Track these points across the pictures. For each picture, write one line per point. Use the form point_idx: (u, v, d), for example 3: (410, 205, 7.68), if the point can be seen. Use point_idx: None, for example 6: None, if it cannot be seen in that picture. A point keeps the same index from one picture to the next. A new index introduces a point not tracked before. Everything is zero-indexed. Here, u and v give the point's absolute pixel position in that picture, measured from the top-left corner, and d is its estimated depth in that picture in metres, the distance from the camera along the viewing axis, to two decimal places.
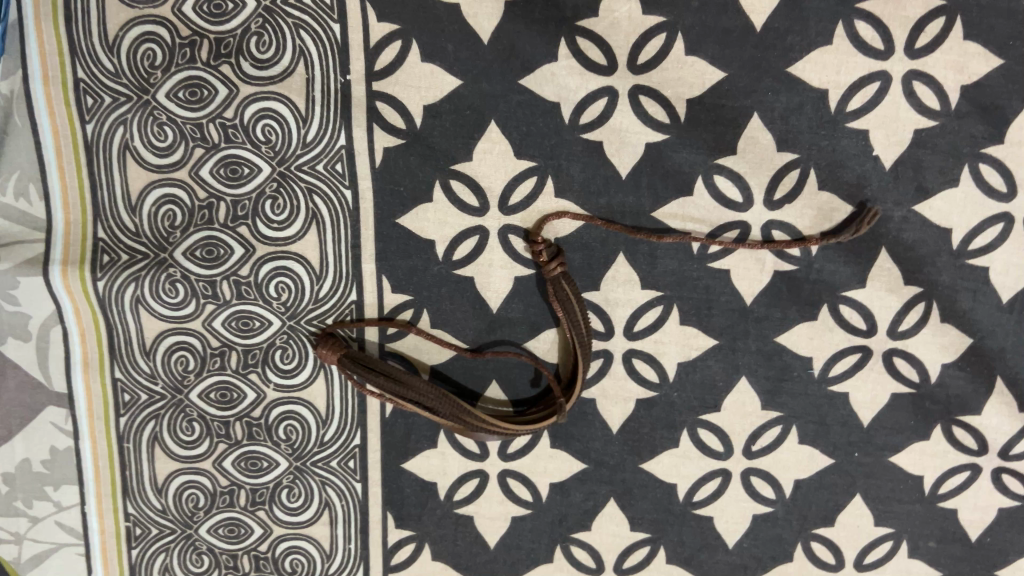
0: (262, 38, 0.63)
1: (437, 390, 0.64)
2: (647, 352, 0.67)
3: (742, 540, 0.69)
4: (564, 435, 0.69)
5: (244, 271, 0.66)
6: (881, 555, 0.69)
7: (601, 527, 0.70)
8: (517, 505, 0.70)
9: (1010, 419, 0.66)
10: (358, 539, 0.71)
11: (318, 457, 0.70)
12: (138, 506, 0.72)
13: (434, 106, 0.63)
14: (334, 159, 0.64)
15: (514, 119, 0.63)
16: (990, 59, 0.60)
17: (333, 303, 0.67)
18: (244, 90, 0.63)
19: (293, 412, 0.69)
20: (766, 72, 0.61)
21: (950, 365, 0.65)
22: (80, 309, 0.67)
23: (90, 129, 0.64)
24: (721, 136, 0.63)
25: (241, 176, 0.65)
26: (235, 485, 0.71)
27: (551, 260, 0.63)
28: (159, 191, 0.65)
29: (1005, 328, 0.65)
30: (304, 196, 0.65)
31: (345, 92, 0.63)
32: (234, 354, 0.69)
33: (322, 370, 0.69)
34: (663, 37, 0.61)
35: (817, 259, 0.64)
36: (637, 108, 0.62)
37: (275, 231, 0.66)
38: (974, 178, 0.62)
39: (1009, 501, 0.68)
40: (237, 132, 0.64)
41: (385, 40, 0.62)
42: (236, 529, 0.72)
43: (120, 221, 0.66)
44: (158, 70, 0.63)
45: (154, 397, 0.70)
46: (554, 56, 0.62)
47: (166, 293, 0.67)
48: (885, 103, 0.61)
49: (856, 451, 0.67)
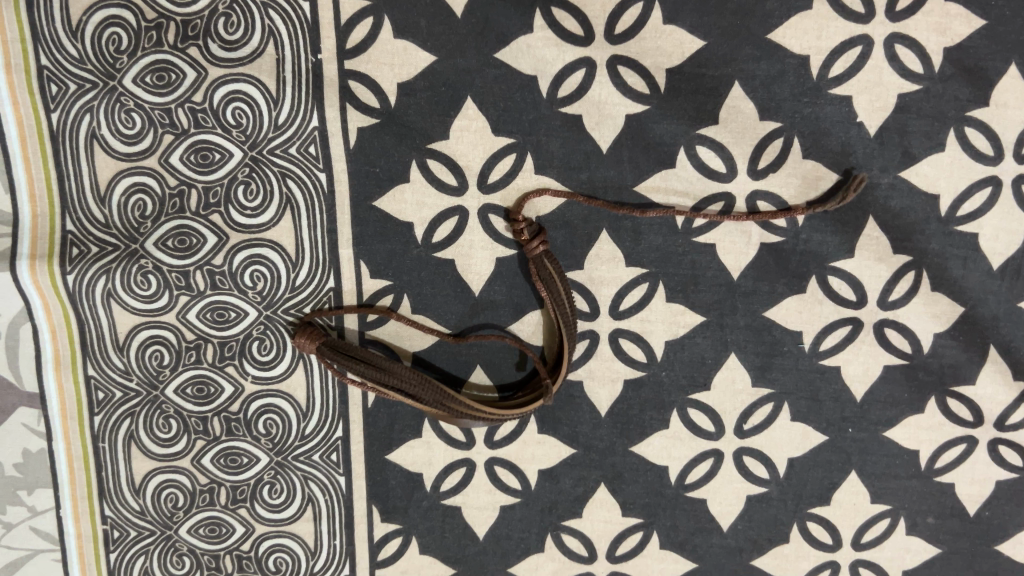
0: (230, 18, 0.61)
1: (419, 376, 0.62)
2: (634, 331, 0.65)
3: (737, 522, 0.68)
4: (551, 420, 0.67)
5: (218, 260, 0.65)
6: (879, 533, 0.68)
7: (592, 514, 0.68)
8: (506, 493, 0.68)
9: (1005, 389, 0.65)
10: (343, 534, 0.69)
11: (300, 451, 0.68)
12: (116, 508, 0.70)
13: (409, 84, 0.62)
14: (307, 142, 0.62)
15: (491, 94, 0.62)
16: (972, 20, 0.59)
17: (311, 291, 0.65)
18: (213, 73, 0.62)
19: (272, 405, 0.68)
20: (746, 39, 0.60)
21: (943, 335, 0.64)
22: (50, 306, 0.65)
23: (55, 118, 0.62)
24: (702, 106, 0.61)
25: (212, 162, 0.63)
26: (215, 482, 0.69)
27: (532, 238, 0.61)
28: (128, 180, 0.63)
29: (997, 295, 0.63)
30: (277, 181, 0.63)
31: (317, 72, 0.61)
32: (210, 347, 0.67)
33: (300, 360, 0.67)
34: (640, 6, 0.60)
35: (804, 229, 0.63)
36: (616, 80, 0.61)
37: (248, 218, 0.64)
38: (960, 142, 0.61)
39: (1007, 473, 0.67)
40: (206, 116, 0.62)
41: (356, 17, 0.61)
42: (217, 528, 0.70)
43: (88, 212, 0.64)
44: (124, 54, 0.62)
45: (129, 394, 0.68)
46: (529, 28, 0.60)
47: (138, 285, 0.65)
48: (867, 68, 0.60)
49: (850, 426, 0.66)
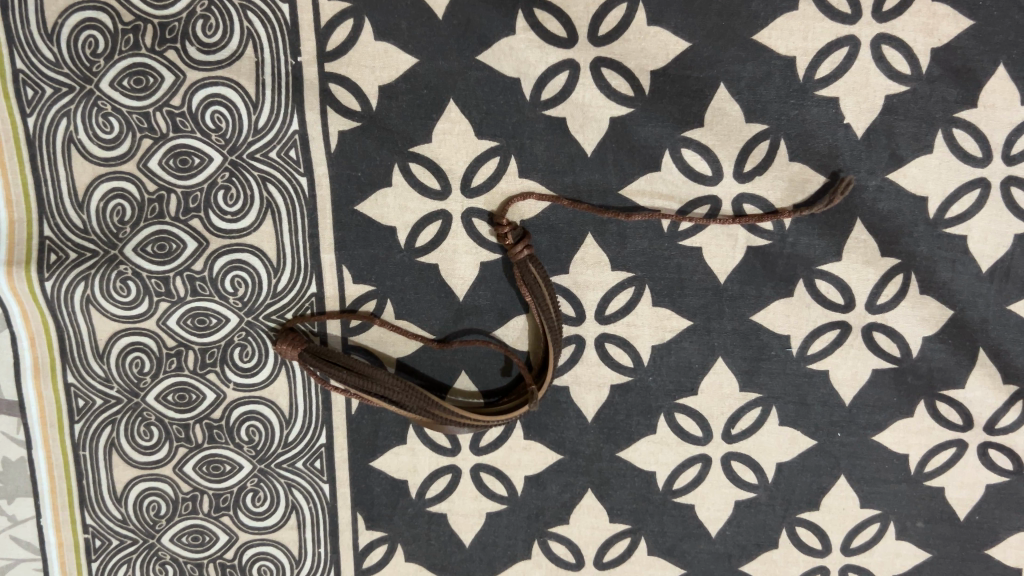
0: (209, 21, 0.60)
1: (403, 383, 0.62)
2: (620, 335, 0.64)
3: (725, 528, 0.67)
4: (537, 426, 0.66)
5: (198, 266, 0.64)
6: (868, 538, 0.67)
7: (580, 520, 0.67)
8: (491, 500, 0.67)
9: (995, 392, 0.64)
10: (327, 542, 0.69)
11: (283, 458, 0.67)
12: (97, 516, 0.69)
13: (390, 87, 0.61)
14: (288, 145, 0.62)
15: (473, 97, 0.61)
16: (960, 21, 0.59)
17: (293, 296, 0.64)
18: (191, 76, 0.61)
19: (255, 412, 0.67)
20: (731, 40, 0.59)
21: (932, 339, 0.64)
22: (28, 312, 0.64)
23: (31, 123, 0.61)
24: (688, 108, 0.61)
25: (192, 167, 0.62)
26: (197, 490, 0.68)
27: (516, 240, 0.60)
28: (107, 185, 0.63)
29: (985, 298, 0.63)
30: (257, 185, 0.62)
31: (297, 75, 0.61)
32: (191, 354, 0.66)
33: (283, 367, 0.66)
34: (624, 7, 0.59)
35: (791, 232, 0.62)
36: (600, 82, 0.60)
37: (229, 223, 0.63)
38: (948, 143, 0.60)
39: (997, 477, 0.66)
40: (185, 120, 0.61)
41: (336, 19, 0.60)
42: (199, 537, 0.69)
43: (66, 218, 0.63)
44: (101, 57, 0.61)
45: (109, 402, 0.67)
46: (512, 30, 0.59)
47: (117, 291, 0.64)
48: (854, 69, 0.60)
49: (839, 431, 0.65)
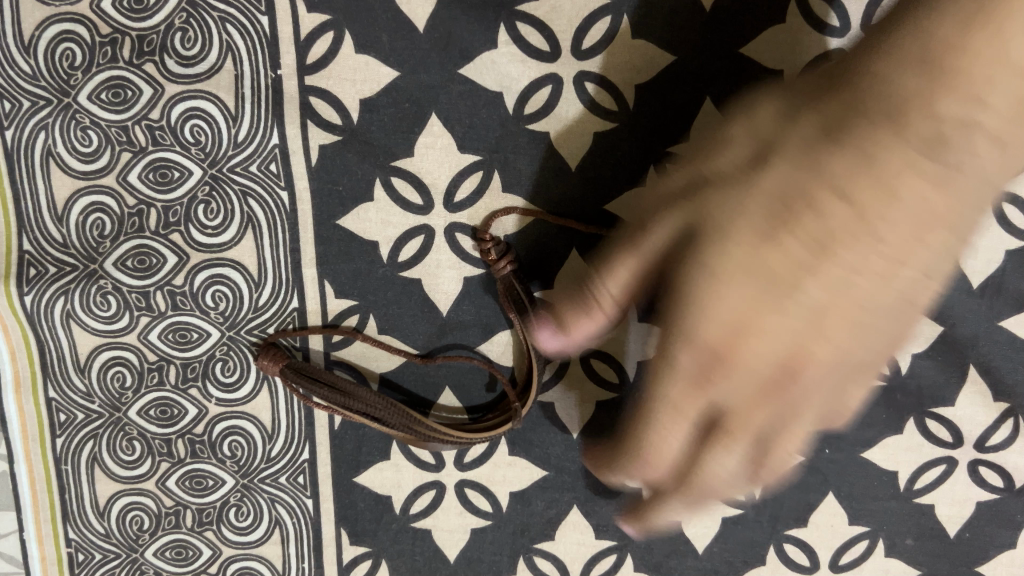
0: (187, 33, 0.59)
1: (385, 399, 0.61)
2: (606, 351, 0.65)
3: (712, 544, 0.67)
4: (522, 442, 0.66)
5: (179, 280, 0.63)
6: (857, 555, 0.67)
7: (565, 536, 0.67)
8: (476, 516, 0.67)
9: (985, 410, 0.64)
10: (311, 558, 0.68)
11: (266, 474, 0.67)
12: (80, 530, 0.68)
13: (372, 100, 0.60)
14: (268, 159, 0.61)
15: (455, 111, 0.60)
16: None
17: (275, 311, 0.64)
18: (170, 89, 0.60)
19: (238, 427, 0.66)
20: (718, 53, 0.58)
21: (921, 355, 0.63)
22: (8, 326, 0.64)
23: (10, 136, 0.60)
24: (673, 123, 0.59)
25: (171, 180, 0.61)
26: (180, 505, 0.68)
27: (498, 257, 0.60)
28: (86, 199, 0.62)
29: (976, 314, 0.62)
30: (238, 199, 0.62)
31: (277, 88, 0.60)
32: (173, 368, 0.65)
33: (265, 382, 0.65)
34: (607, 20, 0.58)
35: None
36: (584, 96, 0.59)
37: (209, 237, 0.62)
38: None
39: (987, 494, 0.66)
40: (164, 134, 0.61)
41: (316, 32, 0.59)
42: (183, 551, 0.69)
43: (46, 232, 0.62)
44: (78, 70, 0.60)
45: (91, 417, 0.66)
46: (494, 43, 0.59)
47: (97, 306, 0.63)
48: None
49: (828, 447, 0.66)
